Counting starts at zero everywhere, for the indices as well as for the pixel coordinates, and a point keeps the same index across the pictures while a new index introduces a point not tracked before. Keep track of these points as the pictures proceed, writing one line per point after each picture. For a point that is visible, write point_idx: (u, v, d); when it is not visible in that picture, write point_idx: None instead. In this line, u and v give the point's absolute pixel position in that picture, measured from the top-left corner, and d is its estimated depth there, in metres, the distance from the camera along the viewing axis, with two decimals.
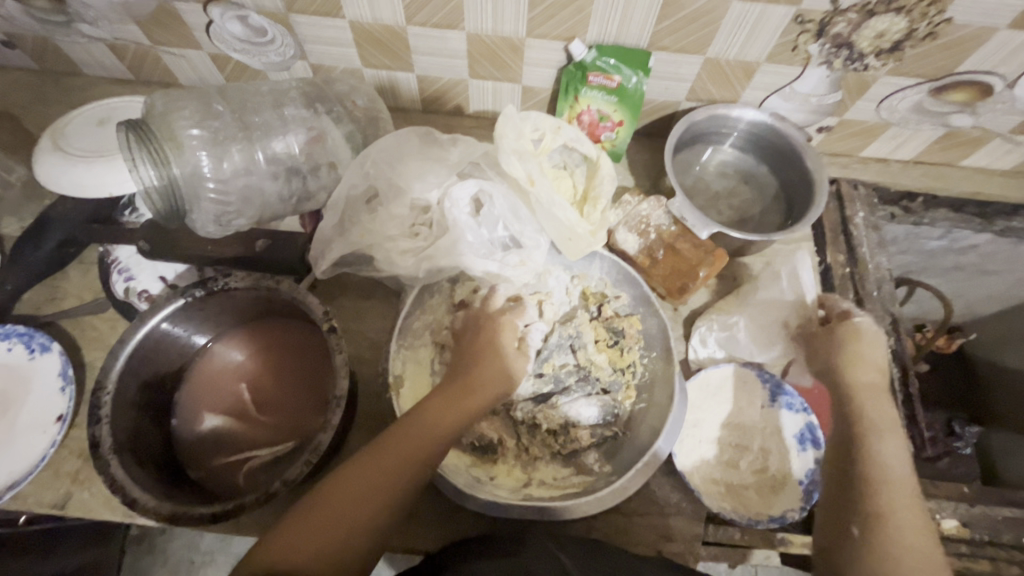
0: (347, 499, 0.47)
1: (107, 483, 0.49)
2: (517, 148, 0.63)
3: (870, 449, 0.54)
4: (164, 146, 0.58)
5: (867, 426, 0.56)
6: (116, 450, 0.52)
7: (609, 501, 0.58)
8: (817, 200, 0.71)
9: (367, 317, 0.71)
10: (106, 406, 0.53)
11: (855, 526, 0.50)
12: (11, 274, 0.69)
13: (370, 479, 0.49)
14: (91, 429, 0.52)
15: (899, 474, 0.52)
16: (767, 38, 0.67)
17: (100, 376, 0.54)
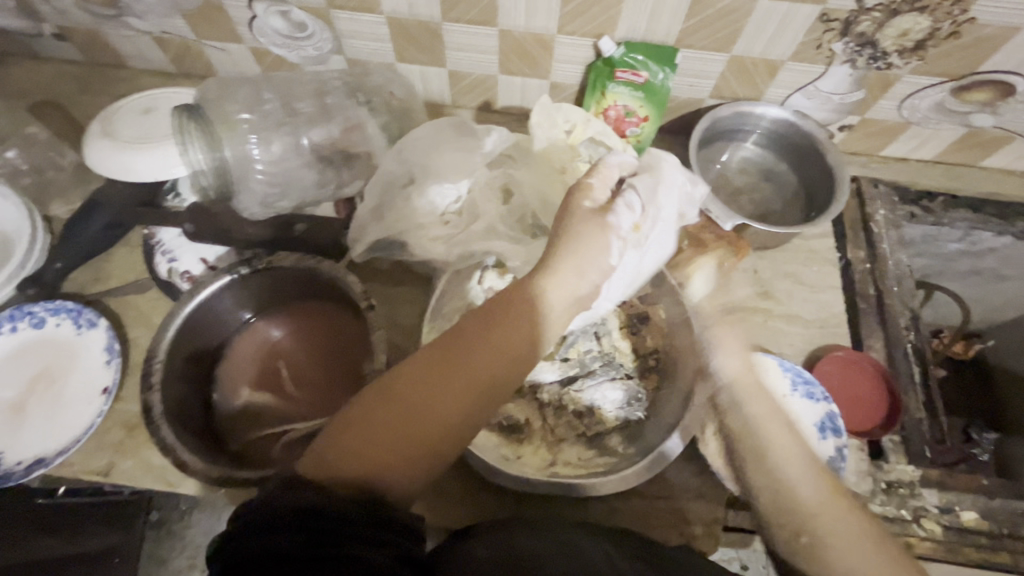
0: (408, 423, 0.44)
1: (158, 445, 0.53)
2: (550, 136, 0.70)
3: (766, 448, 0.54)
4: (219, 128, 0.63)
5: (753, 428, 0.56)
6: (166, 415, 0.56)
7: (634, 480, 0.59)
8: (840, 195, 0.72)
9: (397, 302, 0.72)
10: (156, 373, 0.57)
11: (799, 532, 0.49)
12: (62, 253, 0.72)
13: (433, 406, 0.45)
14: (144, 395, 0.56)
15: (791, 468, 0.52)
16: (792, 37, 0.69)
17: (153, 345, 0.58)
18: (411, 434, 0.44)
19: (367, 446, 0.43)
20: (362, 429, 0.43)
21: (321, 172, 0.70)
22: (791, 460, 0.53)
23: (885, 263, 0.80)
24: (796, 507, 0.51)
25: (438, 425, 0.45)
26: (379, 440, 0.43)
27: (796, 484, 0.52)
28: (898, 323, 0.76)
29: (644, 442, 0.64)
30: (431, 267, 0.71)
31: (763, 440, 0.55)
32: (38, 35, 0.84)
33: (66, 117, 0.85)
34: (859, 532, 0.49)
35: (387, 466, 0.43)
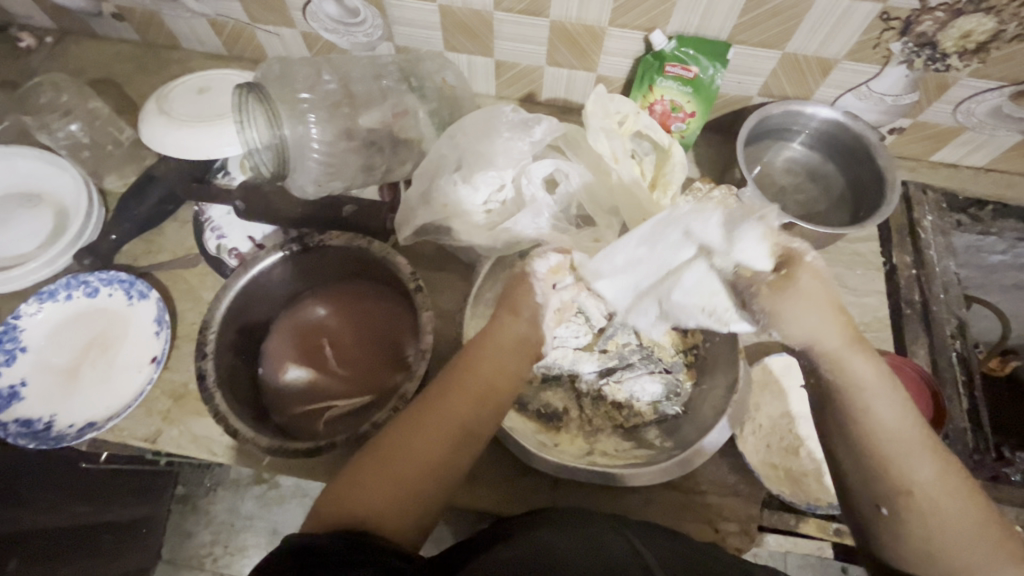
0: (395, 465, 0.48)
1: (212, 412, 0.56)
2: (604, 126, 0.68)
3: (869, 411, 0.47)
4: (279, 106, 0.64)
5: (856, 389, 0.48)
6: (219, 384, 0.58)
7: (674, 472, 0.59)
8: (890, 196, 0.71)
9: (441, 288, 0.74)
10: (211, 343, 0.60)
11: (884, 505, 0.46)
12: (116, 225, 0.74)
13: (417, 446, 0.49)
14: (198, 363, 0.58)
15: (898, 434, 0.47)
16: (849, 35, 0.68)
17: (207, 316, 0.60)
18: (398, 476, 0.47)
19: (360, 491, 0.46)
20: (355, 475, 0.48)
21: (370, 155, 0.71)
22: (874, 402, 0.47)
23: (932, 269, 0.78)
24: (882, 454, 0.47)
25: (423, 465, 0.48)
26: (372, 483, 0.47)
27: (882, 427, 0.47)
28: (942, 330, 0.75)
29: (682, 437, 0.63)
30: (473, 253, 0.72)
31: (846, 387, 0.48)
32: (99, 14, 0.86)
33: (122, 94, 0.88)
34: (942, 477, 0.46)
35: (379, 506, 0.46)
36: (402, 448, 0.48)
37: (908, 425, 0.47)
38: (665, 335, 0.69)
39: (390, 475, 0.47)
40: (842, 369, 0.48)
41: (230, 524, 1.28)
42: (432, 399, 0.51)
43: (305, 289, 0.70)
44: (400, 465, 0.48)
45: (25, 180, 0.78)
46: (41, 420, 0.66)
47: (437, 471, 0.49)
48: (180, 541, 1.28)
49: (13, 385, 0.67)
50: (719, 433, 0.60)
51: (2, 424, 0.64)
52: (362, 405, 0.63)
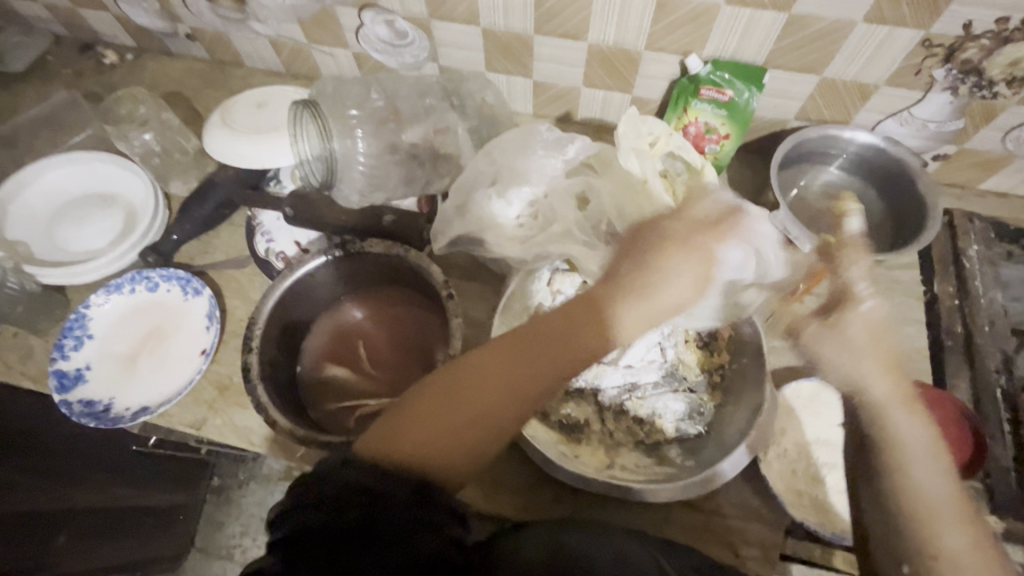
0: (454, 416, 0.46)
1: (255, 403, 0.59)
2: (635, 147, 0.70)
3: (911, 474, 0.47)
4: (331, 123, 0.70)
5: (898, 448, 0.48)
6: (262, 378, 0.62)
7: (694, 491, 0.59)
8: (930, 225, 0.70)
9: (471, 297, 0.77)
10: (257, 338, 0.63)
11: (906, 564, 0.45)
12: (178, 226, 0.80)
13: (478, 396, 0.47)
14: (245, 356, 0.62)
15: (937, 498, 0.46)
16: (889, 61, 0.67)
17: (256, 313, 0.64)
18: (454, 426, 0.46)
19: (420, 431, 0.45)
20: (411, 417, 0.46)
21: (411, 168, 0.75)
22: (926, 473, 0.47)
23: (977, 301, 0.76)
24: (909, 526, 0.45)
25: (478, 418, 0.47)
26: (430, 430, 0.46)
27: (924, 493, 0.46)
28: (987, 364, 0.72)
29: (705, 458, 0.63)
30: (504, 264, 0.74)
31: (900, 455, 0.48)
32: (175, 34, 0.95)
33: (191, 107, 0.95)
34: (978, 551, 0.44)
35: (434, 455, 0.45)
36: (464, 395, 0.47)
37: (955, 499, 0.46)
38: (691, 354, 0.70)
39: (445, 422, 0.46)
40: (886, 423, 0.49)
41: (258, 517, 1.33)
42: (499, 352, 0.49)
43: (346, 293, 0.74)
44: (459, 410, 0.47)
45: (101, 182, 0.86)
46: (102, 402, 0.71)
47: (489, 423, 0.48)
48: (213, 529, 1.33)
49: (80, 368, 0.73)
50: (739, 455, 0.60)
51: (68, 403, 0.70)
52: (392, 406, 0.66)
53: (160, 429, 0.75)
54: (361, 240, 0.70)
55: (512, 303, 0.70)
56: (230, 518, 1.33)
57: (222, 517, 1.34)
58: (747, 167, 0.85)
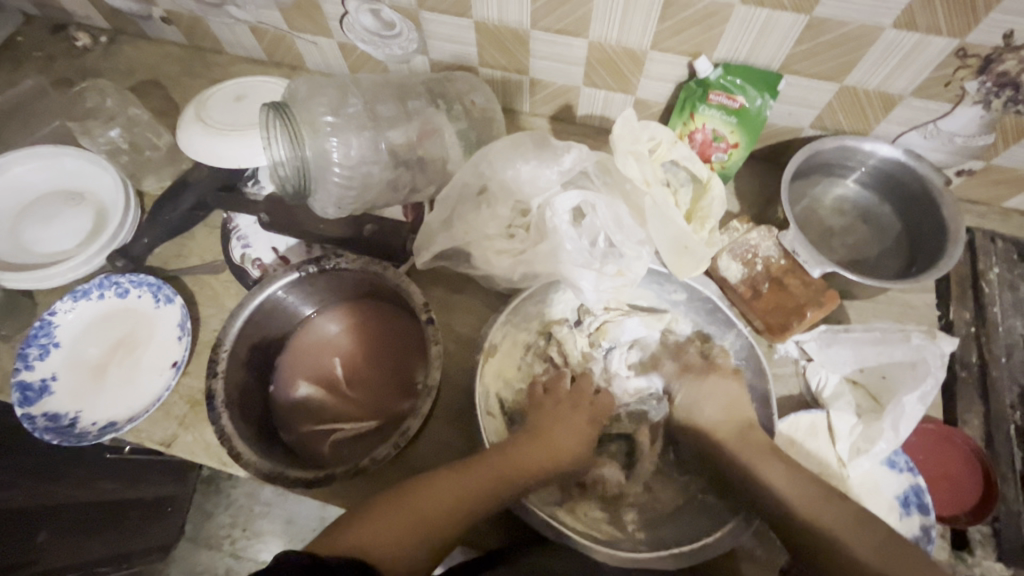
0: (411, 516, 0.51)
1: (217, 433, 0.56)
2: (633, 150, 0.64)
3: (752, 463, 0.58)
4: (303, 128, 0.64)
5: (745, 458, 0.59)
6: (228, 404, 0.59)
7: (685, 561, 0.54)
8: (951, 251, 0.64)
9: (457, 311, 0.73)
10: (222, 362, 0.60)
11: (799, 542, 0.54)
12: (149, 229, 0.76)
13: (446, 502, 0.53)
14: (209, 381, 0.59)
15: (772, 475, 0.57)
16: (917, 70, 0.61)
17: (222, 334, 0.61)
18: (406, 523, 0.51)
19: (385, 526, 0.50)
20: (379, 514, 0.51)
21: (395, 175, 0.70)
22: (829, 512, 0.53)
23: (995, 329, 0.71)
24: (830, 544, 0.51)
25: (428, 522, 0.52)
26: (369, 523, 0.50)
27: (820, 523, 0.53)
28: (1001, 398, 0.68)
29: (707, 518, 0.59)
30: (493, 281, 0.70)
31: (800, 505, 0.54)
32: (149, 17, 0.88)
33: (167, 96, 0.90)
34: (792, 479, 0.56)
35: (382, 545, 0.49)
36: (431, 498, 0.53)
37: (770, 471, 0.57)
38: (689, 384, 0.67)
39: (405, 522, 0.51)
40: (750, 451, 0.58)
41: (247, 509, 1.32)
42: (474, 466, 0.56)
43: (323, 307, 0.70)
44: (416, 516, 0.52)
45: (69, 178, 0.81)
46: (67, 415, 0.68)
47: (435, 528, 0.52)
48: (202, 521, 1.32)
49: (45, 378, 0.70)
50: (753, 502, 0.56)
51: (31, 417, 0.67)
52: (367, 431, 0.63)
53: (129, 442, 0.72)
54: (337, 257, 0.65)
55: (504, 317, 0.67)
56: (219, 510, 1.32)
57: (211, 508, 1.33)
58: (755, 176, 0.80)
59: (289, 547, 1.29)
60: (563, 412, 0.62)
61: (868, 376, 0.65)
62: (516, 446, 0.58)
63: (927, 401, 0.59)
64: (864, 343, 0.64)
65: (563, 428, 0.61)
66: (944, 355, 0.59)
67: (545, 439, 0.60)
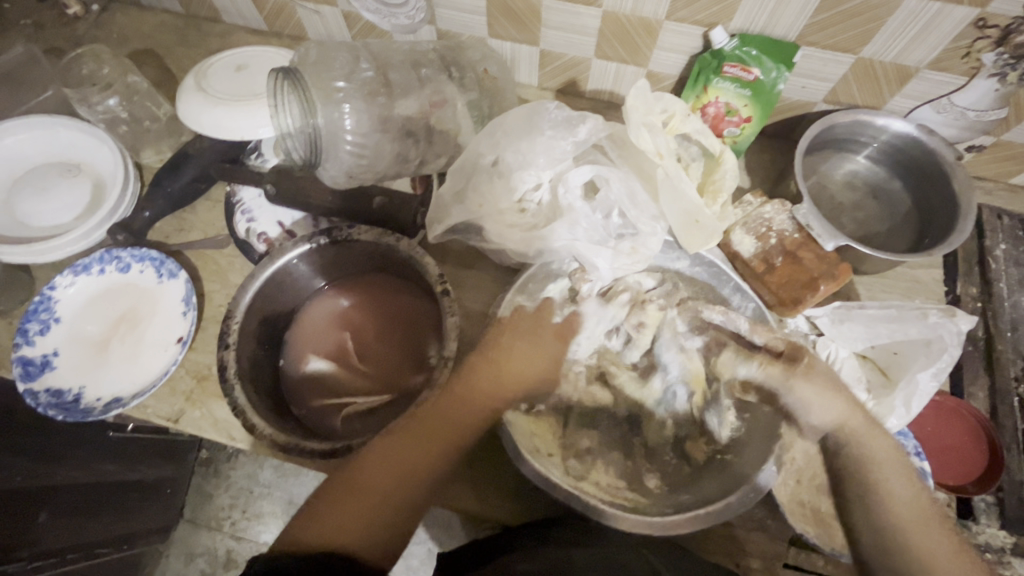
0: (365, 496, 0.53)
1: (231, 405, 0.56)
2: (647, 122, 0.63)
3: (884, 481, 0.56)
4: (313, 94, 0.62)
5: (871, 462, 0.58)
6: (240, 376, 0.58)
7: (709, 520, 0.53)
8: (960, 227, 0.64)
9: (468, 286, 0.72)
10: (233, 335, 0.59)
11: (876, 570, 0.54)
12: (150, 202, 0.74)
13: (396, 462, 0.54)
14: (221, 353, 0.58)
15: (905, 503, 0.56)
16: (935, 41, 0.61)
17: (231, 307, 0.59)
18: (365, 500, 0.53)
19: (345, 514, 0.52)
20: (334, 497, 0.53)
21: (406, 144, 0.68)
22: (927, 536, 0.54)
23: (1000, 304, 0.72)
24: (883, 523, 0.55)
25: (382, 499, 0.53)
26: (314, 519, 0.52)
27: (899, 514, 0.55)
28: (1006, 372, 0.69)
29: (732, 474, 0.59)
30: (505, 256, 0.69)
31: (911, 537, 0.54)
32: None
33: (164, 67, 0.87)
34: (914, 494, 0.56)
35: (330, 534, 0.51)
36: (370, 479, 0.53)
37: (915, 503, 0.56)
38: None
39: (353, 506, 0.52)
40: (859, 445, 0.58)
41: (248, 491, 1.31)
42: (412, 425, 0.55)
43: (329, 280, 0.70)
44: (366, 496, 0.53)
45: (65, 150, 0.78)
46: (70, 391, 0.67)
47: (386, 502, 0.53)
48: (203, 502, 1.32)
49: (46, 354, 0.68)
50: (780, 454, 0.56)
51: (34, 392, 0.66)
52: (381, 406, 0.63)
53: (134, 419, 0.71)
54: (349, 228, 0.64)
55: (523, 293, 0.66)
56: (219, 490, 1.32)
57: (211, 489, 1.32)
58: (765, 152, 0.79)
59: None
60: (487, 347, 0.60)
61: (879, 353, 0.65)
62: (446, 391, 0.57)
63: (941, 377, 0.60)
64: (879, 320, 0.65)
65: (495, 361, 0.59)
66: (960, 333, 0.60)
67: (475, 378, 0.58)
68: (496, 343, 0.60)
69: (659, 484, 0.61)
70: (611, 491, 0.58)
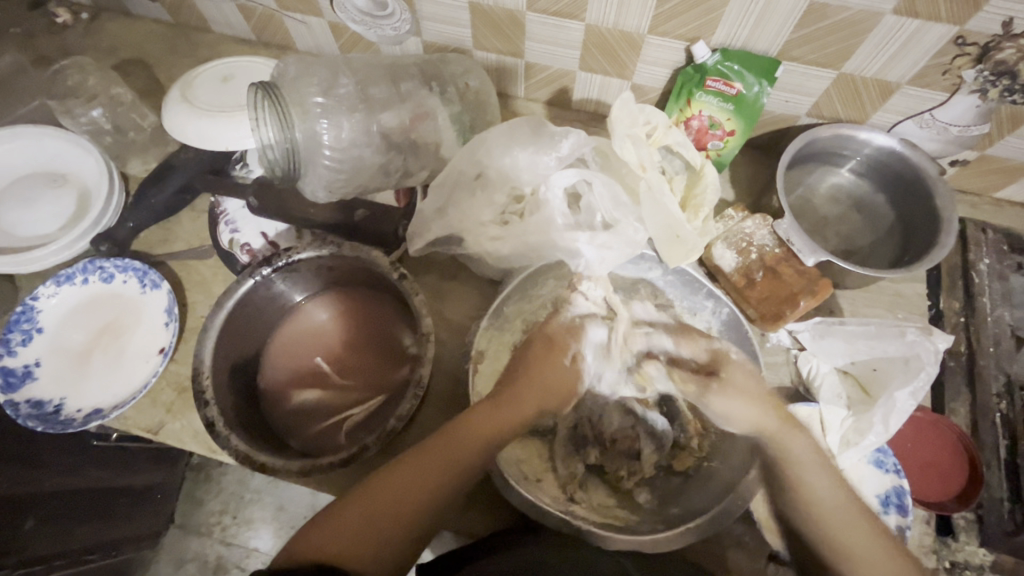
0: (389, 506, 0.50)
1: (232, 454, 0.55)
2: (631, 134, 0.63)
3: (802, 479, 0.54)
4: (292, 110, 0.62)
5: (790, 462, 0.55)
6: (229, 427, 0.57)
7: (701, 533, 0.54)
8: (943, 242, 0.64)
9: (450, 298, 0.72)
10: (208, 389, 0.58)
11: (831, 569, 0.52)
12: (134, 212, 0.74)
13: (432, 475, 0.53)
14: (202, 411, 0.57)
15: (826, 501, 0.53)
16: (916, 58, 0.61)
17: (196, 362, 0.58)
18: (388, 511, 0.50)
19: (363, 519, 0.49)
20: (358, 502, 0.50)
21: (388, 158, 0.68)
22: (858, 536, 0.52)
23: (984, 319, 0.71)
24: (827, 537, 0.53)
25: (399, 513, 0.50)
26: (343, 521, 0.49)
27: (832, 512, 0.53)
28: (989, 387, 0.69)
29: (712, 490, 0.59)
30: (487, 268, 0.69)
31: (839, 528, 0.52)
32: None
33: (151, 76, 0.87)
34: (837, 486, 0.54)
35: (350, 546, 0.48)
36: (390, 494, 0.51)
37: (841, 502, 0.53)
38: None
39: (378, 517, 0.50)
40: (787, 447, 0.56)
41: (238, 496, 1.31)
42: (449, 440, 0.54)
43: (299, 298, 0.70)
44: (394, 506, 0.51)
45: (50, 159, 0.78)
46: (51, 402, 0.67)
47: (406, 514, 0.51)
48: (193, 508, 1.31)
49: (28, 365, 0.68)
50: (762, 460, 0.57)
51: (14, 403, 0.66)
52: (375, 409, 0.64)
53: (115, 429, 0.71)
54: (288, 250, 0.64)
55: (505, 307, 0.66)
56: (210, 496, 1.32)
57: (201, 495, 1.32)
58: (749, 165, 0.79)
59: (281, 534, 1.28)
60: (522, 375, 0.59)
61: (859, 369, 0.65)
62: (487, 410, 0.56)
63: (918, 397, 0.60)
64: (858, 336, 0.65)
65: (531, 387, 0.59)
66: (937, 351, 0.61)
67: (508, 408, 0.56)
68: (530, 368, 0.60)
69: (649, 500, 0.62)
70: (603, 510, 0.59)
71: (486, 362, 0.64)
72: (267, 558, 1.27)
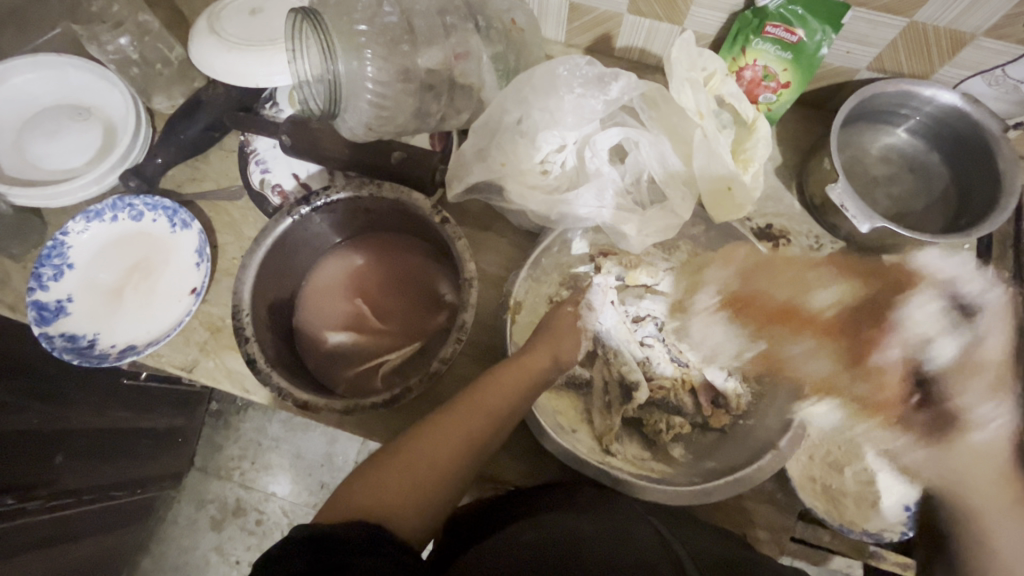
0: (421, 462, 0.47)
1: (274, 390, 0.55)
2: (690, 78, 0.61)
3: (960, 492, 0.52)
4: (335, 38, 0.59)
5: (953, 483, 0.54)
6: (271, 365, 0.57)
7: (738, 487, 0.54)
8: (1004, 203, 0.61)
9: (485, 249, 0.70)
10: (249, 326, 0.58)
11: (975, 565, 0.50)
12: (162, 148, 0.72)
13: (460, 433, 0.49)
14: (244, 347, 0.57)
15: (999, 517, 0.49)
16: (996, 7, 0.57)
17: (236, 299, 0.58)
18: (422, 470, 0.47)
19: (395, 481, 0.46)
20: (384, 463, 0.47)
21: (426, 99, 0.66)
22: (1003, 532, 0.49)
23: None
24: None
25: (434, 471, 0.47)
26: (371, 484, 0.45)
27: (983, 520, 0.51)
28: None
29: (746, 450, 0.58)
30: (525, 218, 0.67)
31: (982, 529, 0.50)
32: None
33: (174, 8, 0.83)
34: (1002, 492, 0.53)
35: (383, 506, 0.44)
36: (418, 454, 0.48)
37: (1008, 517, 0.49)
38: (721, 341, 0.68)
39: (410, 478, 0.46)
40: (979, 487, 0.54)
41: (257, 444, 1.33)
42: (473, 398, 0.52)
43: (334, 245, 0.69)
44: (424, 466, 0.47)
45: (74, 92, 0.76)
46: (85, 336, 0.67)
47: (438, 477, 0.47)
48: (213, 452, 1.34)
49: (60, 299, 0.68)
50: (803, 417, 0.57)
51: (49, 336, 0.66)
52: (412, 355, 0.64)
53: (148, 368, 0.71)
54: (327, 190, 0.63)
55: (543, 259, 0.65)
56: (229, 442, 1.34)
57: (220, 440, 1.34)
58: (800, 121, 0.76)
59: (299, 480, 1.31)
60: (542, 339, 0.58)
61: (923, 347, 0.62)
62: (505, 368, 0.54)
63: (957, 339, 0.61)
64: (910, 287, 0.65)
65: (547, 347, 0.57)
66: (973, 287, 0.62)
67: (527, 361, 0.55)
68: (548, 333, 0.58)
69: (683, 453, 0.62)
70: (639, 463, 0.60)
71: (524, 312, 0.64)
72: (285, 502, 1.31)
